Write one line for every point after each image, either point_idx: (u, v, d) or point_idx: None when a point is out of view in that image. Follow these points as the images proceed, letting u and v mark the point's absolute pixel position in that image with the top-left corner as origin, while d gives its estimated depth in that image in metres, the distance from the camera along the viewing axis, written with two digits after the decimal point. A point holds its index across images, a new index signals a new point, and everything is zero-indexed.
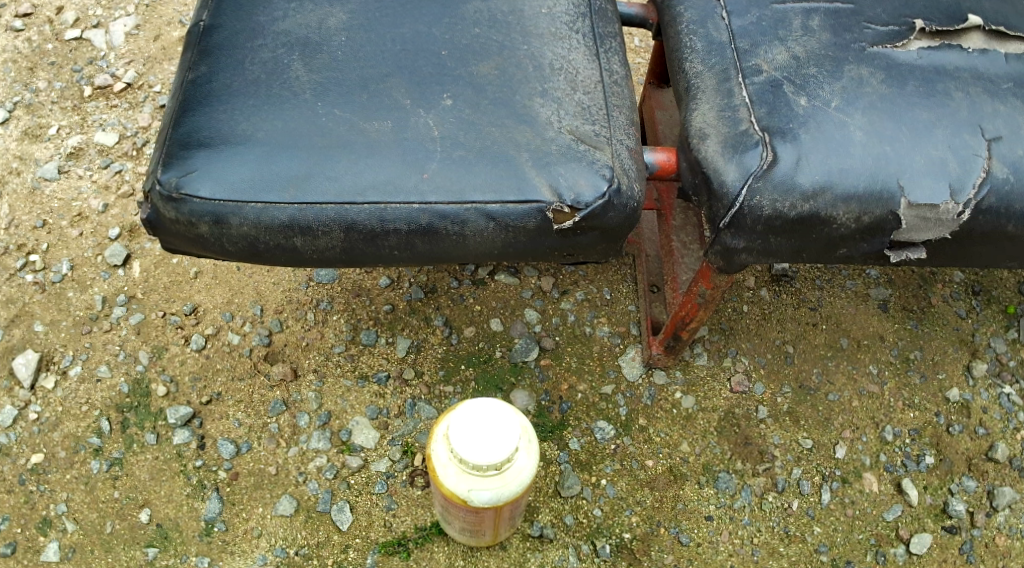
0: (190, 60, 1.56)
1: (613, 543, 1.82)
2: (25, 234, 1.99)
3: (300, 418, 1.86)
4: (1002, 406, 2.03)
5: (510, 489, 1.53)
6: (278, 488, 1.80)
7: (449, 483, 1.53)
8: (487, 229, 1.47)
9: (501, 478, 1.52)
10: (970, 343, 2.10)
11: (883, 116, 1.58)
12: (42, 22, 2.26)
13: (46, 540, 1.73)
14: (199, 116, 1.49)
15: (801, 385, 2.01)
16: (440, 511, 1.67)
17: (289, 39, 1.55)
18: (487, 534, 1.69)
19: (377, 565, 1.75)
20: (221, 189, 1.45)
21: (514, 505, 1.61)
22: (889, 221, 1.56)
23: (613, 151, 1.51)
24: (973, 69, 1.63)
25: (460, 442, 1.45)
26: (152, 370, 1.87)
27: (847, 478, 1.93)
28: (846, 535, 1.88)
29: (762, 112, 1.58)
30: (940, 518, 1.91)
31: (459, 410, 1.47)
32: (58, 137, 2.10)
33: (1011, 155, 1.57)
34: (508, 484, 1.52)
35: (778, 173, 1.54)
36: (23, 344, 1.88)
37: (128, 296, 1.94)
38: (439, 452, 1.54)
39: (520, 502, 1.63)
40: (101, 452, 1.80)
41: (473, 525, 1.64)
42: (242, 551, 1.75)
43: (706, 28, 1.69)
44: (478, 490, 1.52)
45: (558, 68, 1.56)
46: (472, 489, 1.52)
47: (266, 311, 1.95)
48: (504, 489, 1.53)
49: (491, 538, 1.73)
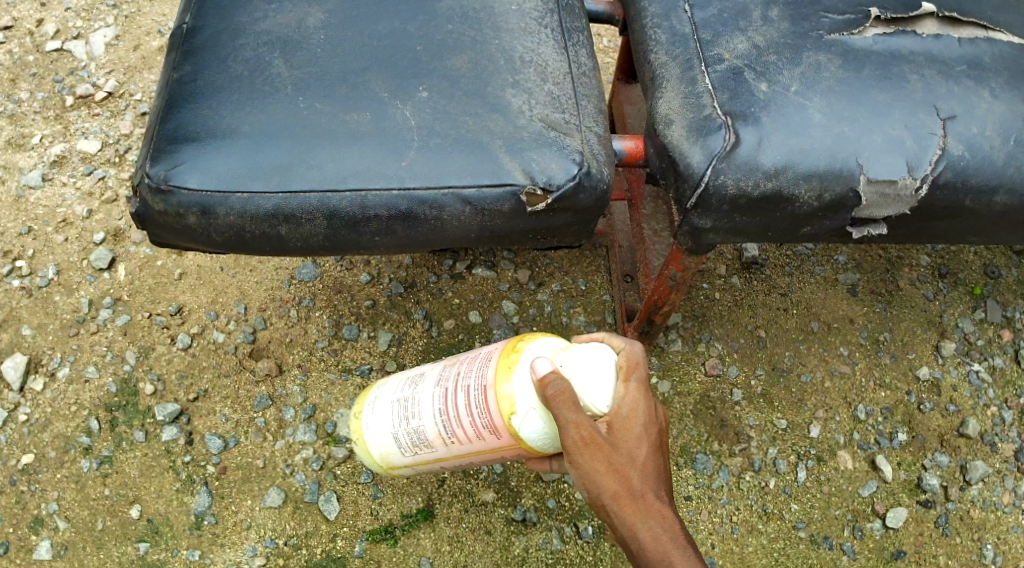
0: (174, 61, 1.61)
1: (595, 525, 1.85)
2: (11, 241, 2.03)
3: (286, 412, 1.89)
4: (972, 383, 2.09)
5: (548, 443, 1.46)
6: (266, 480, 1.84)
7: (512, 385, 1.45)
8: (464, 212, 1.53)
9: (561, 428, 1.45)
10: (939, 323, 2.15)
11: (841, 98, 1.64)
12: (22, 34, 2.29)
13: (38, 539, 1.78)
14: (185, 113, 1.55)
15: (774, 367, 2.06)
16: (428, 396, 1.55)
17: (269, 38, 1.61)
18: (407, 459, 1.59)
19: (365, 552, 1.80)
20: (208, 180, 1.50)
21: (502, 456, 1.52)
22: (849, 198, 1.62)
23: (582, 137, 1.57)
24: (927, 53, 1.69)
25: (586, 369, 1.42)
26: (139, 370, 1.91)
27: (822, 457, 1.99)
28: (822, 511, 1.95)
29: (724, 98, 1.64)
30: (915, 493, 1.98)
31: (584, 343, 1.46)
32: (41, 147, 2.14)
33: (966, 133, 1.63)
34: (555, 439, 1.45)
35: (741, 155, 1.60)
36: (11, 348, 1.92)
37: (114, 298, 1.97)
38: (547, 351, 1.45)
39: (512, 462, 1.55)
40: (90, 451, 1.84)
41: (418, 438, 1.56)
42: (232, 543, 1.80)
43: (670, 21, 1.74)
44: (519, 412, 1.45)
45: (528, 61, 1.62)
46: (534, 408, 1.44)
47: (250, 309, 1.98)
48: (551, 439, 1.46)
49: (394, 469, 1.63)
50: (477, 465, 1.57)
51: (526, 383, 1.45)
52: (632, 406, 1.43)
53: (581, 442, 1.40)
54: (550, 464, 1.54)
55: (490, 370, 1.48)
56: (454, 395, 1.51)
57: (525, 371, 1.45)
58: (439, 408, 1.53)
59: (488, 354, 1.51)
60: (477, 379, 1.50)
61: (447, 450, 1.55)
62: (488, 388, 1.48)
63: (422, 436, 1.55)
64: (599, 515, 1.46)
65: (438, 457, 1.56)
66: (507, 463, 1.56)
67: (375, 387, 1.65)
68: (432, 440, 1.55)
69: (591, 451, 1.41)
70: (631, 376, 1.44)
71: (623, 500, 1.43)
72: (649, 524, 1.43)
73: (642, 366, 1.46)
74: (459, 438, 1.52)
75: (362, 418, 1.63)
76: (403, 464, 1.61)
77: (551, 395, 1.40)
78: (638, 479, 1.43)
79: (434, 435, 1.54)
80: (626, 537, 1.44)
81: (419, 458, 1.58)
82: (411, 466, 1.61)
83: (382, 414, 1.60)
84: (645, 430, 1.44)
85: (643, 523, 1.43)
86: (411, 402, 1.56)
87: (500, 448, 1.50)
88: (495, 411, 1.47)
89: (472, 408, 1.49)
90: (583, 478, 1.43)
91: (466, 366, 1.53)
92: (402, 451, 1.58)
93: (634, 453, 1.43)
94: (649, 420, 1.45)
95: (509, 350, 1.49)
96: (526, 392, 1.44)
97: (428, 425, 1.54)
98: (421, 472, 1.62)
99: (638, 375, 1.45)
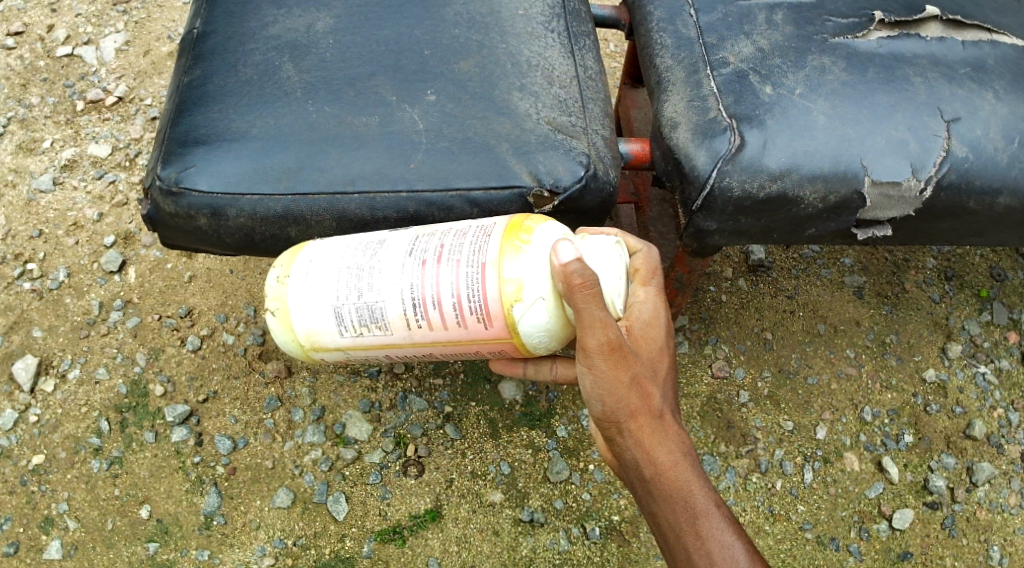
0: (184, 65, 1.63)
1: (602, 525, 1.86)
2: (23, 244, 2.05)
3: (295, 413, 1.91)
4: (978, 386, 2.10)
5: (544, 338, 1.46)
6: (275, 480, 1.86)
7: (514, 267, 1.44)
8: (471, 215, 1.54)
9: (562, 323, 1.45)
10: (945, 326, 2.15)
11: (845, 101, 1.65)
12: (33, 39, 2.31)
13: (49, 538, 1.80)
14: (196, 116, 1.57)
15: (780, 369, 2.07)
16: (396, 269, 1.48)
17: (279, 42, 1.63)
18: (347, 339, 1.51)
19: (373, 553, 1.82)
20: (218, 182, 1.52)
21: (466, 347, 1.50)
22: (854, 200, 1.63)
23: (589, 140, 1.59)
24: (931, 56, 1.70)
25: (604, 262, 1.45)
26: (150, 371, 1.93)
27: (828, 458, 2.00)
28: (829, 512, 1.96)
29: (729, 101, 1.65)
30: (922, 495, 1.99)
31: (598, 237, 1.48)
32: (52, 151, 2.16)
33: (970, 134, 1.64)
34: (552, 336, 1.46)
35: (746, 157, 1.61)
36: (22, 350, 1.94)
37: (125, 301, 1.99)
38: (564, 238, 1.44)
39: (464, 355, 1.52)
40: (101, 451, 1.86)
41: (372, 313, 1.48)
42: (241, 543, 1.81)
43: (675, 25, 1.75)
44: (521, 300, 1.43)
45: (535, 65, 1.64)
46: (544, 298, 1.43)
47: (259, 311, 2.00)
48: (549, 334, 1.46)
49: (316, 350, 1.53)
50: (419, 355, 1.53)
51: (538, 270, 1.43)
52: (653, 313, 1.50)
53: (608, 345, 1.41)
54: (523, 367, 1.58)
55: (491, 248, 1.45)
56: (436, 270, 1.47)
57: (539, 256, 1.44)
58: (412, 282, 1.47)
59: (480, 231, 1.48)
60: (471, 255, 1.46)
61: (403, 333, 1.49)
62: (489, 266, 1.44)
63: (376, 314, 1.49)
64: (607, 427, 1.47)
65: (385, 338, 1.50)
66: (453, 357, 1.53)
67: (305, 248, 1.53)
68: (394, 320, 1.48)
69: (615, 359, 1.42)
70: (651, 282, 1.52)
71: (642, 414, 1.46)
72: (661, 440, 1.47)
73: (656, 274, 1.54)
74: (424, 320, 1.47)
75: (290, 287, 1.51)
76: (333, 345, 1.52)
77: (586, 289, 1.38)
78: (657, 394, 1.47)
79: (395, 314, 1.48)
80: (636, 451, 1.47)
81: (359, 338, 1.51)
82: (343, 348, 1.52)
83: (326, 284, 1.50)
84: (662, 341, 1.51)
85: (655, 438, 1.47)
86: (372, 275, 1.49)
87: (475, 338, 1.48)
88: (495, 293, 1.44)
89: (465, 286, 1.45)
90: (601, 384, 1.44)
91: (450, 242, 1.48)
92: (342, 328, 1.50)
93: (654, 362, 1.49)
94: (666, 330, 1.52)
95: (512, 229, 1.46)
96: (538, 279, 1.43)
97: (388, 301, 1.48)
98: (348, 357, 1.55)
99: (654, 281, 1.53)
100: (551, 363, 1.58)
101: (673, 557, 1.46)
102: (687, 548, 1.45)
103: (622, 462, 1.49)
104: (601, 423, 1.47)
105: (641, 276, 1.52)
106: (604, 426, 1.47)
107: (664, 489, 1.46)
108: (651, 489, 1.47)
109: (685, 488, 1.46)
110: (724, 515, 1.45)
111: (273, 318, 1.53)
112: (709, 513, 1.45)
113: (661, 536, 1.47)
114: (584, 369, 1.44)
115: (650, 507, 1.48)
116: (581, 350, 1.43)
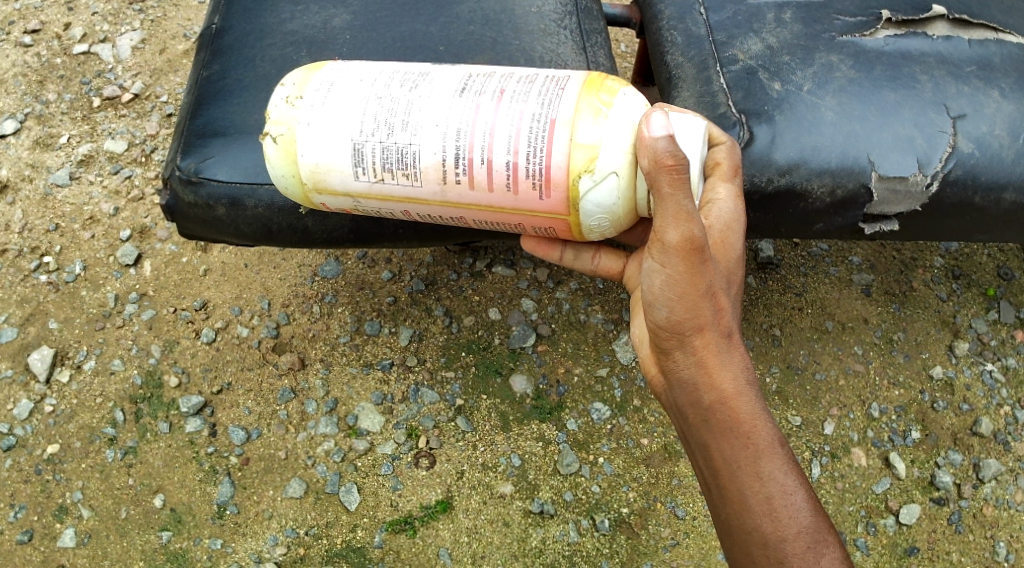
0: (203, 60, 1.67)
1: (612, 518, 1.88)
2: (39, 237, 2.08)
3: (308, 405, 1.93)
4: (986, 383, 2.11)
5: (602, 220, 1.46)
6: (288, 471, 1.88)
7: (585, 132, 1.43)
8: None
9: (626, 207, 1.45)
10: (951, 324, 2.16)
11: (852, 97, 1.67)
12: (50, 37, 2.33)
13: (63, 527, 1.83)
14: (215, 109, 1.61)
15: (789, 365, 2.08)
16: (442, 116, 1.46)
17: (296, 39, 1.66)
18: (363, 185, 1.50)
19: (384, 543, 1.84)
20: (237, 173, 1.58)
21: (506, 214, 1.49)
22: (861, 195, 1.66)
23: None
24: (938, 54, 1.71)
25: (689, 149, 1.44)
26: (164, 363, 1.95)
27: (836, 453, 2.02)
28: (836, 507, 1.98)
29: (739, 97, 1.68)
30: (929, 490, 2.01)
31: (684, 121, 1.45)
32: (68, 146, 2.19)
33: (976, 131, 1.66)
34: (612, 220, 1.46)
35: (754, 152, 1.65)
36: (38, 341, 1.97)
37: (140, 294, 2.02)
38: (654, 111, 1.42)
39: (501, 223, 1.52)
40: (116, 441, 1.89)
41: (402, 159, 1.47)
42: (253, 532, 1.84)
43: (684, 23, 1.77)
44: (588, 173, 1.43)
45: (547, 61, 1.67)
46: (616, 173, 1.43)
47: (273, 304, 2.01)
48: (608, 216, 1.46)
49: (320, 191, 1.52)
50: (442, 214, 1.52)
51: (614, 140, 1.42)
52: (727, 219, 1.52)
53: (689, 240, 1.40)
54: (560, 251, 1.60)
55: (562, 107, 1.44)
56: (492, 120, 1.45)
57: (617, 128, 1.43)
58: (460, 131, 1.45)
59: (549, 87, 1.46)
60: (540, 110, 1.44)
61: (434, 185, 1.48)
62: (558, 126, 1.43)
63: (409, 161, 1.47)
64: (669, 338, 1.47)
65: (411, 189, 1.49)
66: (483, 222, 1.52)
67: (323, 72, 1.51)
68: (431, 168, 1.46)
69: (690, 260, 1.41)
70: (731, 181, 1.53)
71: (710, 329, 1.46)
72: (725, 364, 1.48)
73: (736, 173, 1.54)
74: (465, 175, 1.46)
75: (300, 111, 1.49)
76: (342, 188, 1.50)
77: (674, 171, 1.38)
78: (726, 310, 1.48)
79: (431, 161, 1.46)
80: (696, 371, 1.47)
81: (377, 184, 1.49)
82: (353, 193, 1.51)
83: (348, 117, 1.47)
84: (730, 255, 1.52)
85: (719, 360, 1.48)
86: (410, 117, 1.47)
87: (521, 206, 1.47)
88: (562, 151, 1.43)
89: (528, 139, 1.44)
90: (673, 287, 1.44)
91: (517, 91, 1.46)
92: (360, 171, 1.48)
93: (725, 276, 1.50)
94: (739, 241, 1.53)
95: (591, 92, 1.45)
96: (613, 152, 1.42)
97: (425, 146, 1.46)
98: (354, 204, 1.53)
99: (733, 181, 1.53)
100: (592, 254, 1.61)
101: (724, 493, 1.47)
102: (742, 485, 1.46)
103: (677, 381, 1.49)
104: (662, 333, 1.47)
105: (722, 174, 1.53)
106: (666, 338, 1.47)
107: (724, 417, 1.47)
108: (707, 416, 1.48)
109: (748, 421, 1.47)
110: (786, 456, 1.47)
111: (273, 145, 1.50)
112: (771, 453, 1.46)
113: (711, 469, 1.48)
114: (656, 266, 1.44)
115: (704, 436, 1.48)
116: (658, 244, 1.42)
